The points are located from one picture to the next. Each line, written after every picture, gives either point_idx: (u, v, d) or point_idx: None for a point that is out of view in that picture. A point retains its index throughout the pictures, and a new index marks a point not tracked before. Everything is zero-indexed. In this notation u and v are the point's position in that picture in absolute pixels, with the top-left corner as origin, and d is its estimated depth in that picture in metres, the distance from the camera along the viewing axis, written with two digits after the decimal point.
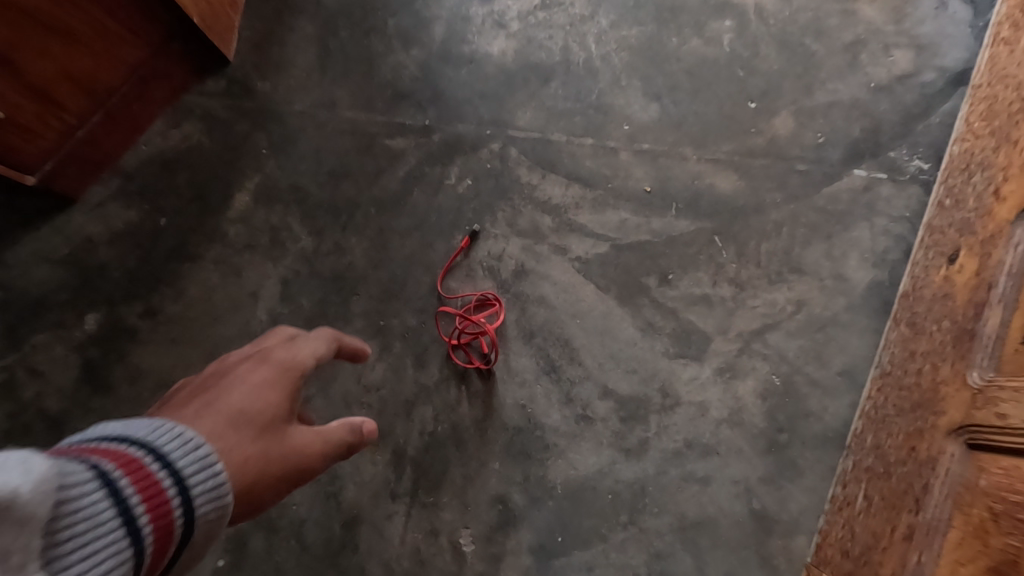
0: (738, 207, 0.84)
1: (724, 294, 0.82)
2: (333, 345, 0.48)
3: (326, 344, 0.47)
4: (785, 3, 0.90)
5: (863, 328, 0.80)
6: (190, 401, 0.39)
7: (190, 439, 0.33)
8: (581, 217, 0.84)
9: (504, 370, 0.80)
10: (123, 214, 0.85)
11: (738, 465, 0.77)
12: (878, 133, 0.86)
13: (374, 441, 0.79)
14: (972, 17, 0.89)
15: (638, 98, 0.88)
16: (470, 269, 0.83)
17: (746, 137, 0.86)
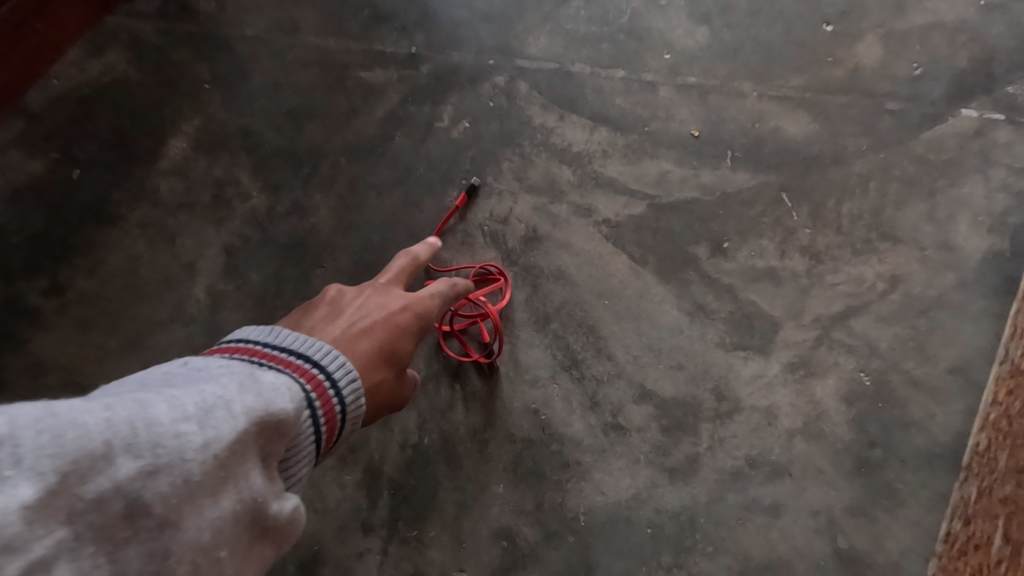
0: (813, 156, 0.65)
1: (795, 268, 0.63)
2: (448, 290, 0.51)
3: (441, 290, 0.51)
4: None
5: (979, 312, 0.62)
6: (317, 308, 0.43)
7: (350, 369, 0.35)
8: (610, 169, 0.66)
9: (510, 364, 0.62)
10: (26, 165, 0.67)
11: (818, 490, 0.59)
12: (992, 63, 0.67)
13: (341, 457, 0.61)
14: None
15: (681, 20, 0.69)
16: (467, 236, 0.65)
17: (821, 69, 0.67)
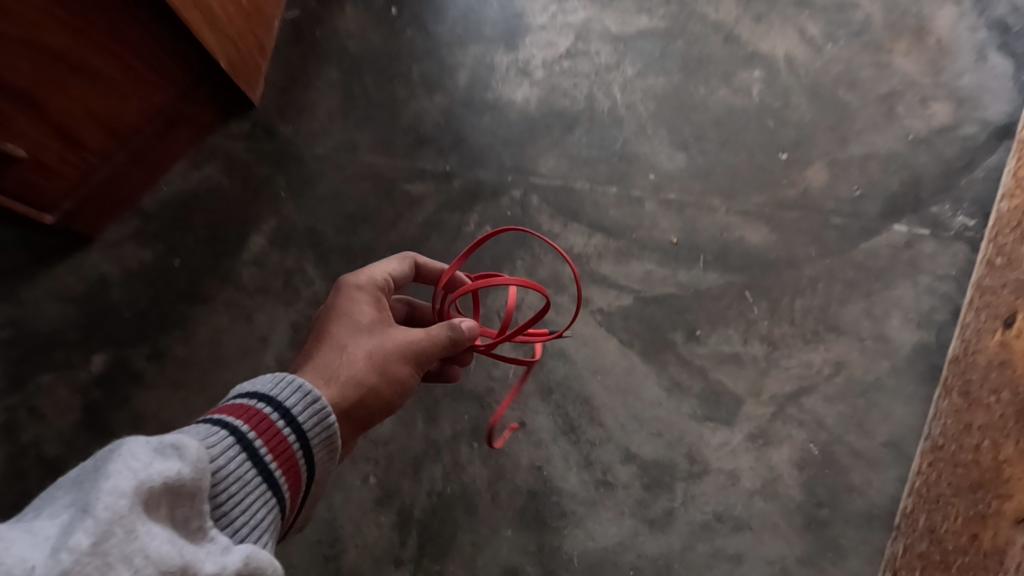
0: (771, 260, 0.80)
1: (757, 353, 0.77)
2: (404, 260, 0.61)
3: (397, 261, 0.61)
4: (816, 54, 0.88)
5: (909, 394, 0.74)
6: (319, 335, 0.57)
7: (303, 387, 0.47)
8: (604, 267, 0.81)
9: (518, 428, 0.75)
10: (139, 255, 0.84)
11: (772, 544, 0.70)
12: (918, 187, 0.81)
13: (378, 502, 0.74)
14: (1013, 70, 0.86)
15: (664, 147, 0.85)
16: (486, 319, 0.80)
17: (778, 190, 0.83)
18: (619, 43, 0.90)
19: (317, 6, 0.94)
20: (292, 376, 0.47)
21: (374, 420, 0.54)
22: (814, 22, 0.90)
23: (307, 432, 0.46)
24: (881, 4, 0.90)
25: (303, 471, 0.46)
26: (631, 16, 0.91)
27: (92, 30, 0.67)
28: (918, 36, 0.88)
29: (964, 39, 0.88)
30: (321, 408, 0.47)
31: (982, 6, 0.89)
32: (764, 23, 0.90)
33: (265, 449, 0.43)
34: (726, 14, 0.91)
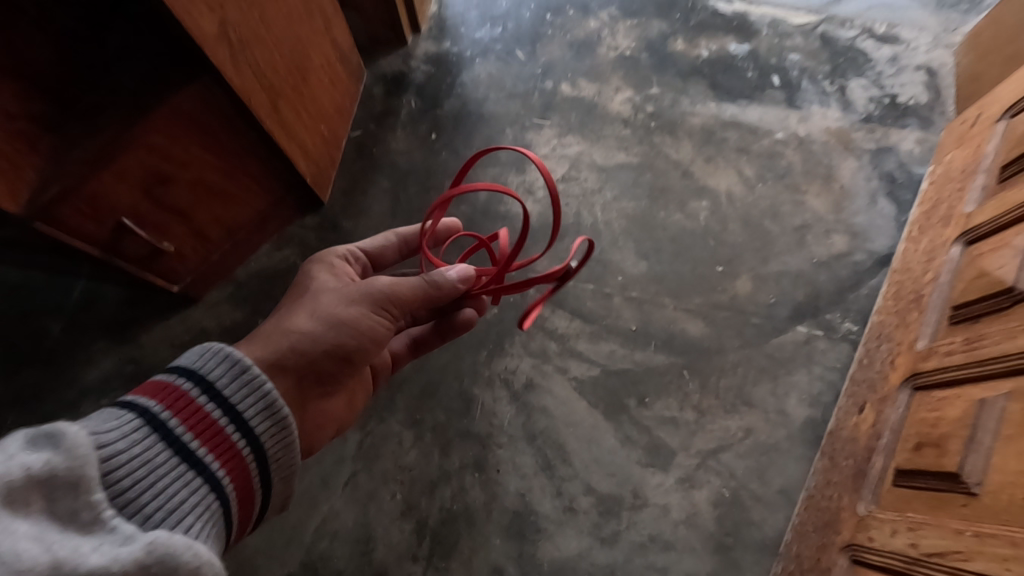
0: (705, 348, 1.07)
1: (689, 418, 1.03)
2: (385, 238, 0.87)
3: (376, 241, 0.87)
4: (750, 191, 1.17)
5: (799, 455, 1.00)
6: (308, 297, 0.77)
7: (225, 353, 0.58)
8: (580, 345, 1.08)
9: (509, 463, 1.02)
10: (231, 314, 1.12)
11: (691, 561, 0.96)
12: (817, 299, 1.09)
13: (402, 513, 1.00)
14: (896, 212, 1.14)
15: (630, 255, 1.13)
16: (490, 380, 1.06)
17: (714, 294, 1.10)
18: (602, 171, 1.19)
19: (375, 128, 1.24)
20: (212, 352, 0.58)
21: (335, 361, 0.70)
22: (750, 166, 1.19)
23: (233, 398, 0.57)
24: (802, 154, 1.19)
25: (234, 436, 0.56)
26: (613, 152, 1.20)
27: (232, 168, 0.95)
28: (827, 181, 1.17)
29: (861, 187, 1.17)
30: (242, 379, 0.58)
31: (877, 162, 1.18)
32: (713, 164, 1.19)
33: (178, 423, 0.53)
34: (685, 155, 1.20)
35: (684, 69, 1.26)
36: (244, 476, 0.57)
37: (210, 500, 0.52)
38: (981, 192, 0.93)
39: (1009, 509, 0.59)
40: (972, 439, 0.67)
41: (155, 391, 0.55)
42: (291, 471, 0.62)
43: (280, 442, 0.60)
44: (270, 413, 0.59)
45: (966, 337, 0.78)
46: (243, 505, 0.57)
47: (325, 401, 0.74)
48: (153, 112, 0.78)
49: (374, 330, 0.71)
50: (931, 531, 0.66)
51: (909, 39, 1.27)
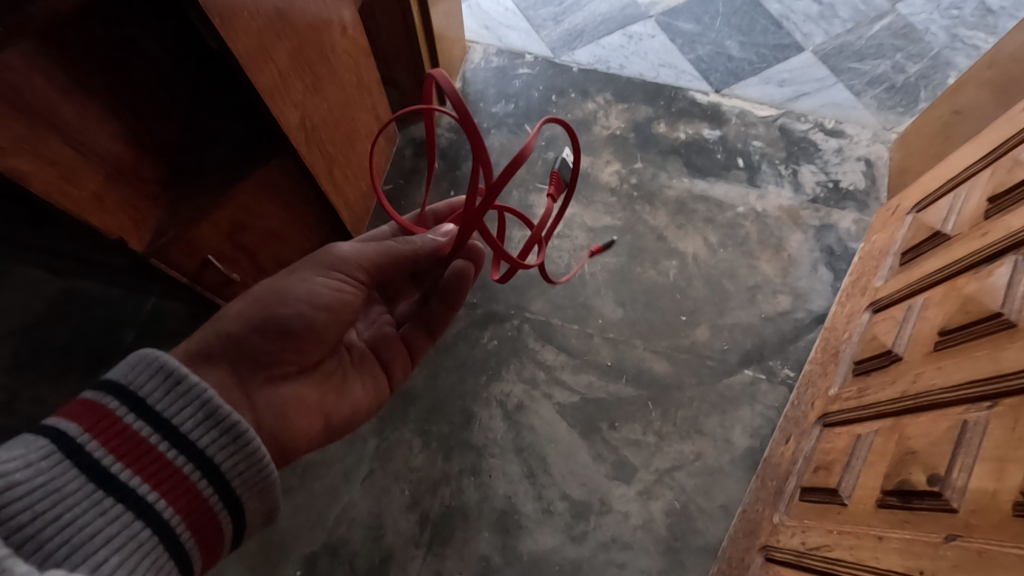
0: (667, 384, 1.29)
1: (650, 441, 1.25)
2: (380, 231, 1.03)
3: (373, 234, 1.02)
4: (712, 254, 1.40)
5: (739, 477, 1.21)
6: None
7: (147, 366, 0.69)
8: (564, 375, 1.30)
9: (500, 470, 1.23)
10: None
11: (644, 559, 1.16)
12: (763, 348, 1.32)
13: (408, 506, 1.21)
14: (832, 279, 1.38)
15: (610, 303, 1.36)
16: (487, 400, 1.28)
17: (677, 339, 1.33)
18: (591, 231, 1.43)
19: (404, 183, 1.49)
20: (137, 364, 0.69)
21: (267, 334, 0.78)
22: (714, 233, 1.42)
23: (166, 413, 0.69)
24: (758, 226, 1.43)
25: (162, 447, 0.67)
26: (600, 215, 1.44)
27: (290, 216, 1.19)
28: (777, 250, 1.41)
29: (805, 256, 1.40)
30: (162, 391, 0.69)
31: (819, 236, 1.42)
32: (683, 230, 1.43)
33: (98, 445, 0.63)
34: (660, 221, 1.44)
35: (664, 148, 1.51)
36: (189, 487, 0.68)
37: (129, 517, 0.61)
38: (889, 270, 1.16)
39: (861, 512, 0.80)
40: (849, 464, 0.89)
41: (81, 411, 0.65)
42: (265, 481, 0.75)
43: (244, 455, 0.72)
44: (219, 421, 0.72)
45: (861, 387, 1.00)
46: (195, 519, 0.68)
47: (281, 383, 0.81)
48: (249, 175, 0.98)
49: (304, 298, 0.79)
50: (818, 532, 0.87)
51: (853, 134, 1.52)
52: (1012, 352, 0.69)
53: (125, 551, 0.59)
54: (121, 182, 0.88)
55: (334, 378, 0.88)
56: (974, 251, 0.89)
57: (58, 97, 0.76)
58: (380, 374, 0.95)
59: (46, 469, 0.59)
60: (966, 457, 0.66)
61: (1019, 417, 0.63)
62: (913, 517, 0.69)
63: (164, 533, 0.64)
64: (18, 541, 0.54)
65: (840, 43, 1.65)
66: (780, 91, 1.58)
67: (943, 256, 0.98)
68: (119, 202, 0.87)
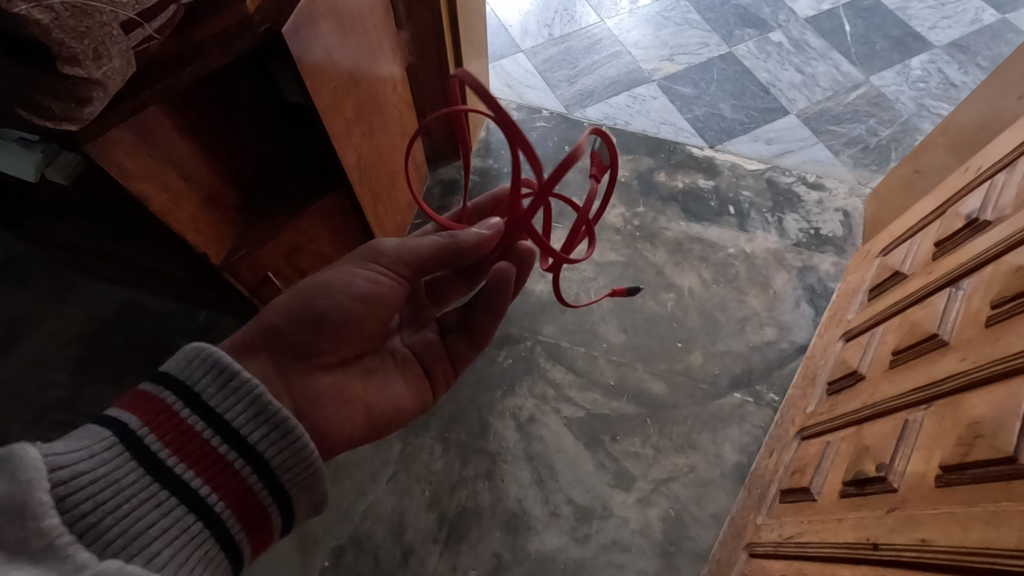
0: (664, 403, 1.43)
1: (648, 453, 1.38)
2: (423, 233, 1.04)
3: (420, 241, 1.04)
4: (706, 289, 1.57)
5: (728, 488, 1.34)
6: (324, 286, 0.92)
7: (208, 354, 0.70)
8: (571, 392, 1.45)
9: (512, 476, 1.36)
10: None
11: (641, 560, 1.28)
12: (750, 373, 1.46)
13: (428, 505, 1.33)
14: (813, 314, 1.54)
15: (614, 329, 1.52)
16: (502, 412, 1.42)
17: (673, 363, 1.48)
18: (597, 265, 1.60)
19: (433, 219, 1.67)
20: (196, 353, 0.69)
21: (305, 327, 0.80)
22: (707, 271, 1.59)
23: (218, 406, 0.68)
24: (747, 266, 1.60)
25: (215, 441, 0.67)
26: (607, 251, 1.62)
27: (339, 242, 1.36)
28: (764, 287, 1.57)
29: (789, 293, 1.56)
30: (218, 385, 0.69)
31: (802, 276, 1.58)
32: (680, 266, 1.60)
33: (157, 437, 0.63)
34: (660, 258, 1.61)
35: (664, 195, 1.70)
36: (239, 482, 0.67)
37: (182, 510, 0.61)
38: (859, 304, 1.32)
39: (828, 504, 0.93)
40: (819, 465, 1.03)
41: (138, 402, 0.65)
42: (314, 475, 0.74)
43: (293, 450, 0.71)
44: (269, 417, 0.70)
45: (833, 403, 1.15)
46: (245, 511, 0.68)
47: (322, 376, 0.83)
48: (313, 203, 1.14)
49: (344, 290, 0.83)
50: (793, 526, 1.00)
51: (832, 188, 1.71)
52: (943, 364, 0.85)
53: (178, 545, 0.60)
54: (211, 206, 1.06)
55: (374, 376, 0.90)
56: (922, 286, 1.06)
57: (178, 138, 0.95)
58: (422, 377, 0.97)
59: (105, 460, 0.59)
60: (907, 447, 0.81)
61: (944, 413, 0.78)
62: (866, 499, 0.83)
63: (215, 526, 0.64)
64: (80, 530, 0.54)
65: (821, 108, 1.86)
66: (767, 148, 1.79)
67: (900, 292, 1.15)
68: (206, 222, 1.05)
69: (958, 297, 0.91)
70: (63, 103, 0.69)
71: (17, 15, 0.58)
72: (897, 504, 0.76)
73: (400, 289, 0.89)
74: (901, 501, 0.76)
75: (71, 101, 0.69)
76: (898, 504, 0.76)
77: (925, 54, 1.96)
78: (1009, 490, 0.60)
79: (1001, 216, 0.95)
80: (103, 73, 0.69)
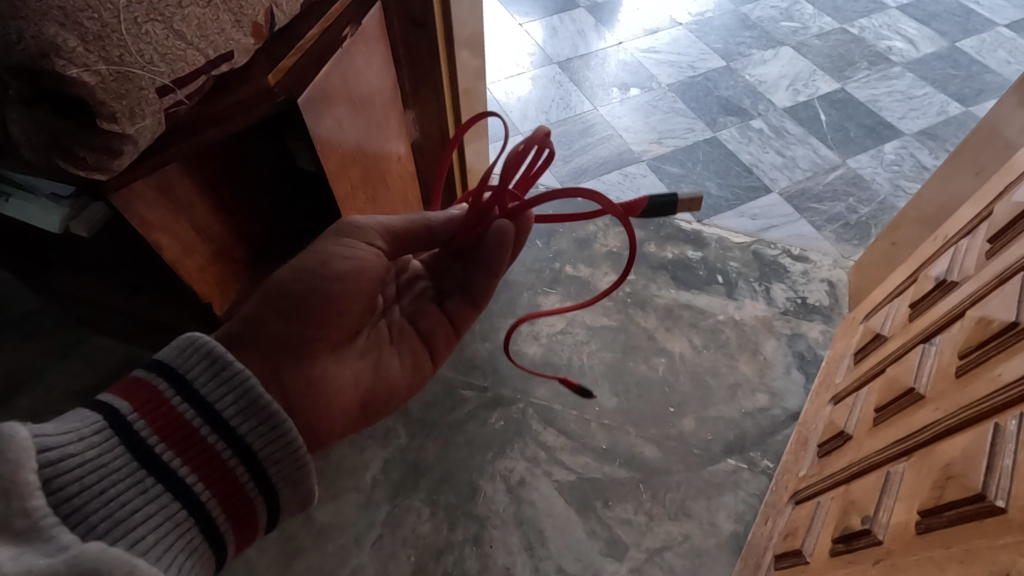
0: (657, 468, 1.41)
1: (641, 520, 1.34)
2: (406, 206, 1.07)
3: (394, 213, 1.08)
4: (697, 354, 1.59)
5: (724, 560, 1.30)
6: None
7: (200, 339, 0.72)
8: (563, 455, 1.44)
9: (500, 542, 1.32)
10: None
11: None
12: (744, 439, 1.45)
13: (413, 571, 1.29)
14: (804, 381, 1.55)
15: (606, 392, 1.53)
16: (493, 474, 1.41)
17: (666, 428, 1.47)
18: (590, 329, 1.64)
19: None
20: (191, 346, 0.71)
21: (287, 317, 0.82)
22: (698, 337, 1.63)
23: (210, 396, 0.69)
24: (736, 332, 1.63)
25: (205, 430, 0.67)
26: (599, 316, 1.66)
27: None
28: (754, 353, 1.59)
29: (780, 359, 1.58)
30: (210, 374, 0.70)
31: (791, 342, 1.61)
32: (671, 332, 1.63)
33: (145, 424, 0.64)
34: (651, 324, 1.65)
35: (654, 265, 1.77)
36: (226, 471, 0.68)
37: (168, 497, 0.62)
38: (846, 367, 1.34)
39: (819, 564, 0.91)
40: (810, 527, 1.01)
41: (134, 390, 0.66)
42: (301, 469, 0.74)
43: (279, 441, 0.72)
44: (258, 410, 0.71)
45: (822, 465, 1.14)
46: (230, 501, 0.68)
47: (314, 364, 0.83)
48: None
49: (320, 271, 0.85)
50: None
51: (816, 259, 1.78)
52: (920, 416, 0.86)
53: (162, 531, 0.60)
54: (222, 258, 1.12)
55: (370, 355, 0.92)
56: (901, 346, 1.08)
57: (195, 193, 1.03)
58: (421, 351, 0.98)
59: (94, 445, 0.60)
60: (890, 498, 0.80)
61: (922, 462, 0.78)
62: (854, 549, 0.82)
63: (200, 516, 0.64)
64: (65, 512, 0.55)
65: (802, 187, 1.97)
66: (752, 223, 1.88)
67: (881, 353, 1.17)
68: (216, 272, 1.11)
69: (931, 353, 0.94)
70: (96, 154, 0.77)
71: (68, 77, 0.68)
72: (885, 553, 0.75)
73: (378, 262, 0.89)
74: (888, 549, 0.75)
75: (103, 153, 0.77)
76: (885, 553, 0.75)
77: (896, 140, 2.10)
78: (983, 531, 0.62)
79: (966, 277, 0.99)
80: (137, 130, 0.77)
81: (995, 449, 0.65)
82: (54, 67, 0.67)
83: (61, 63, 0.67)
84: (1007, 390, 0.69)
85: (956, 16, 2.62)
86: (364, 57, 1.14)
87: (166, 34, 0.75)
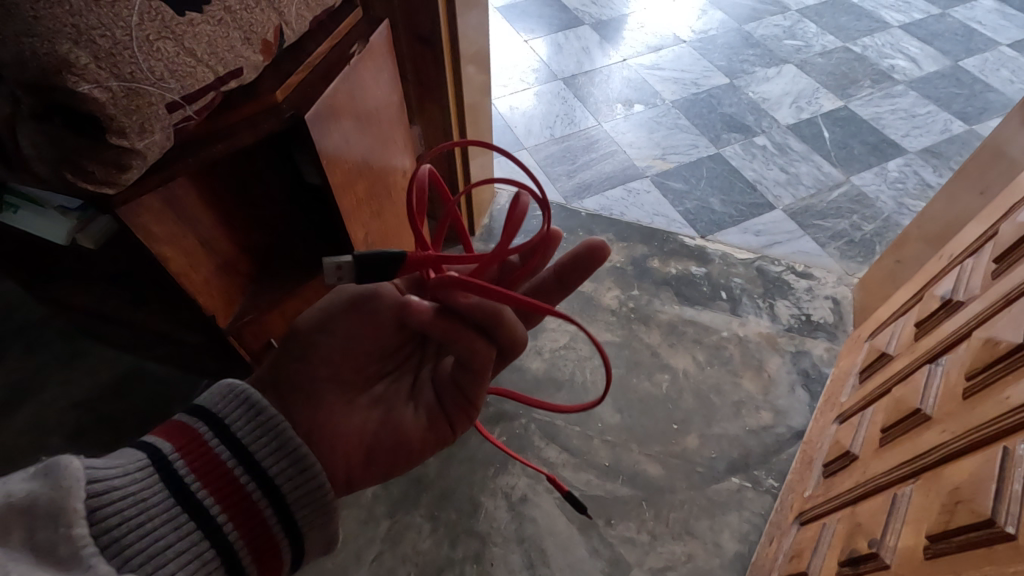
0: (660, 485, 1.40)
1: (644, 539, 1.33)
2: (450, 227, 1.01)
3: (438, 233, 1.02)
4: (700, 371, 1.59)
5: None
6: None
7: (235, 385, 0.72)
8: (565, 471, 1.42)
9: (501, 560, 1.30)
10: None
11: None
12: (748, 458, 1.44)
13: None
14: (809, 399, 1.54)
15: (610, 408, 1.52)
16: (494, 491, 1.39)
17: (669, 444, 1.46)
18: (593, 344, 1.64)
19: None
20: (232, 392, 0.71)
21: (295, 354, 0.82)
22: (702, 353, 1.62)
23: (246, 438, 0.69)
24: (740, 349, 1.62)
25: (239, 473, 0.67)
26: (602, 332, 1.66)
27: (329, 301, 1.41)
28: (758, 370, 1.58)
29: (784, 377, 1.57)
30: (248, 418, 0.70)
31: (796, 359, 1.60)
32: (674, 348, 1.63)
33: (184, 462, 0.65)
34: (654, 339, 1.65)
35: (658, 280, 1.77)
36: (257, 515, 0.67)
37: (198, 535, 0.62)
38: (851, 386, 1.33)
39: None
40: (815, 549, 1.00)
41: (176, 433, 0.67)
42: (327, 516, 0.73)
43: (307, 487, 0.71)
44: (291, 455, 0.70)
45: (827, 486, 1.13)
46: (257, 545, 0.67)
47: (321, 406, 0.80)
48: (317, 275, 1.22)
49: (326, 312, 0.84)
50: None
51: (820, 276, 1.77)
52: (927, 437, 0.85)
53: (189, 569, 0.60)
54: (227, 270, 1.13)
55: (385, 405, 0.85)
56: (906, 365, 1.08)
57: (202, 206, 1.04)
58: (436, 409, 0.85)
59: (136, 479, 0.61)
60: (897, 522, 0.79)
61: (930, 484, 0.77)
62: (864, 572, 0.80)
63: (228, 558, 0.63)
64: (104, 543, 0.56)
65: (806, 204, 1.98)
66: (756, 239, 1.88)
67: (886, 372, 1.16)
68: (221, 284, 1.11)
69: (937, 373, 0.93)
70: (105, 169, 0.78)
71: (79, 93, 0.69)
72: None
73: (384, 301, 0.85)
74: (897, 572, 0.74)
75: (112, 167, 0.78)
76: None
77: (900, 158, 2.11)
78: (992, 555, 0.61)
79: (972, 297, 0.99)
80: (144, 144, 0.78)
81: (1003, 474, 0.65)
82: (66, 82, 0.68)
83: (74, 79, 0.68)
84: (1012, 411, 0.69)
85: (959, 36, 2.64)
86: (371, 74, 1.15)
87: (176, 52, 0.76)
